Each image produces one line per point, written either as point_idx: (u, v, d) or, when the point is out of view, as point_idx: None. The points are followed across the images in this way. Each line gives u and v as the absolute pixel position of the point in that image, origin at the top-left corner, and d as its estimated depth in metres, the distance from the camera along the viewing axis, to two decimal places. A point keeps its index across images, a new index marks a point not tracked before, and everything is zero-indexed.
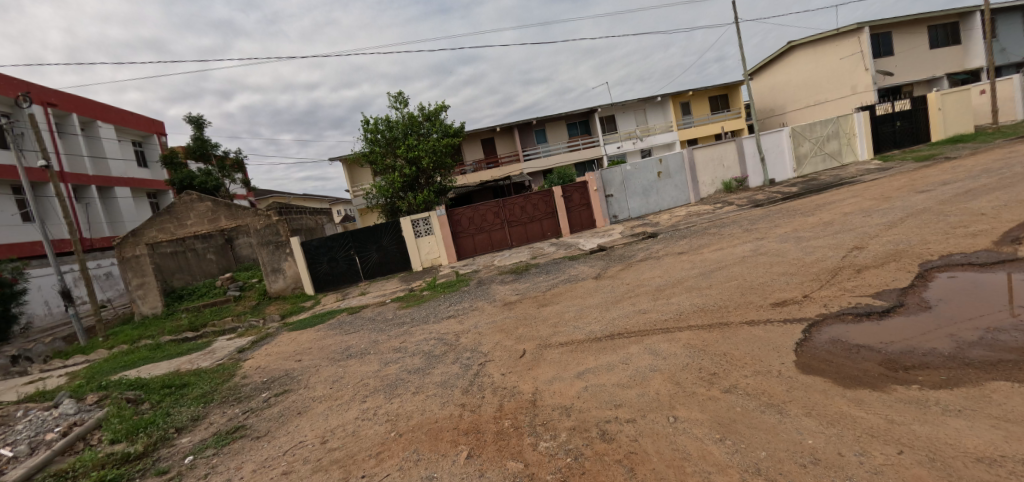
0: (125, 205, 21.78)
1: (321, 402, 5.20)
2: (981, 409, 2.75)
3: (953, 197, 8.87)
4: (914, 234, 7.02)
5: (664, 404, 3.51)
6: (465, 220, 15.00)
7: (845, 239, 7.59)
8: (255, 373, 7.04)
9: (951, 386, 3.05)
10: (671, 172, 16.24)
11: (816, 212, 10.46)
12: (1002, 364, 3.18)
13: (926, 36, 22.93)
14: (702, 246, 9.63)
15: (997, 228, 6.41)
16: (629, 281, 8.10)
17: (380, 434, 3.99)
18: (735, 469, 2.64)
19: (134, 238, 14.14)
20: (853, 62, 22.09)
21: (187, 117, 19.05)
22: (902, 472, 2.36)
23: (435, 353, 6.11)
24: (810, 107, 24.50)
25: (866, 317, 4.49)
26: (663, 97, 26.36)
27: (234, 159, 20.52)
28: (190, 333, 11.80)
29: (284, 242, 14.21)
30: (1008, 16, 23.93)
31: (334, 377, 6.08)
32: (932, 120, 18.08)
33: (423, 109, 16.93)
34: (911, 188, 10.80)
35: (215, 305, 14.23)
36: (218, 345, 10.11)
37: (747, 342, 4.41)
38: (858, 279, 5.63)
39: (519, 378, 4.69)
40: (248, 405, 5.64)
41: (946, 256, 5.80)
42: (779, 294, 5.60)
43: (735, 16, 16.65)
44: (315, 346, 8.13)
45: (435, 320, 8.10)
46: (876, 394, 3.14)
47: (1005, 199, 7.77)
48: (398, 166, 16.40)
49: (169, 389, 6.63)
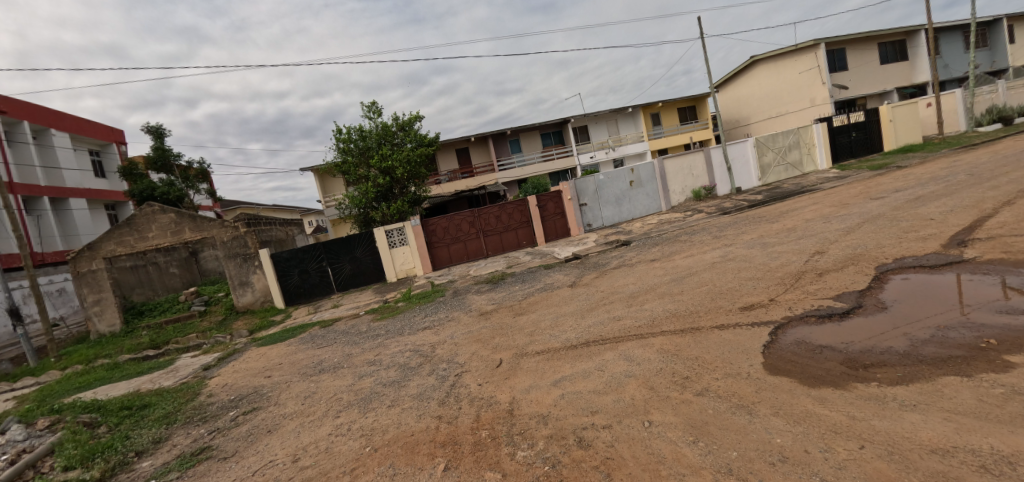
0: (80, 217, 20.72)
1: (293, 419, 5.03)
2: (934, 403, 2.92)
3: (905, 203, 9.40)
4: (870, 239, 7.39)
5: (639, 410, 3.56)
6: (440, 230, 14.88)
7: (807, 244, 7.94)
8: (221, 392, 6.77)
9: (907, 382, 3.22)
10: (642, 181, 16.64)
11: (780, 218, 10.94)
12: (951, 360, 3.38)
13: (877, 52, 24.37)
14: (674, 253, 9.85)
15: (944, 232, 6.85)
16: (604, 288, 8.21)
17: (355, 449, 3.90)
18: (708, 470, 2.71)
19: (90, 252, 13.39)
20: (811, 76, 23.25)
21: (145, 126, 18.38)
22: (864, 467, 2.47)
23: (411, 365, 6.02)
24: (773, 118, 25.56)
25: (828, 318, 4.70)
26: (634, 108, 27.04)
27: (199, 169, 19.79)
28: (152, 351, 11.25)
29: (253, 254, 13.82)
30: (949, 35, 25.78)
31: (305, 392, 5.91)
32: (885, 131, 19.15)
33: (396, 119, 16.82)
34: (867, 194, 11.42)
35: (178, 322, 13.57)
36: (182, 362, 9.67)
37: (717, 346, 4.53)
38: (820, 282, 5.88)
39: (496, 388, 4.67)
40: (214, 425, 5.41)
41: (899, 259, 6.13)
42: (746, 298, 5.81)
43: (701, 33, 17.31)
44: (285, 361, 7.89)
45: (411, 331, 7.99)
46: (839, 392, 3.28)
47: (951, 205, 8.30)
48: (371, 176, 16.21)
49: (128, 410, 6.29)
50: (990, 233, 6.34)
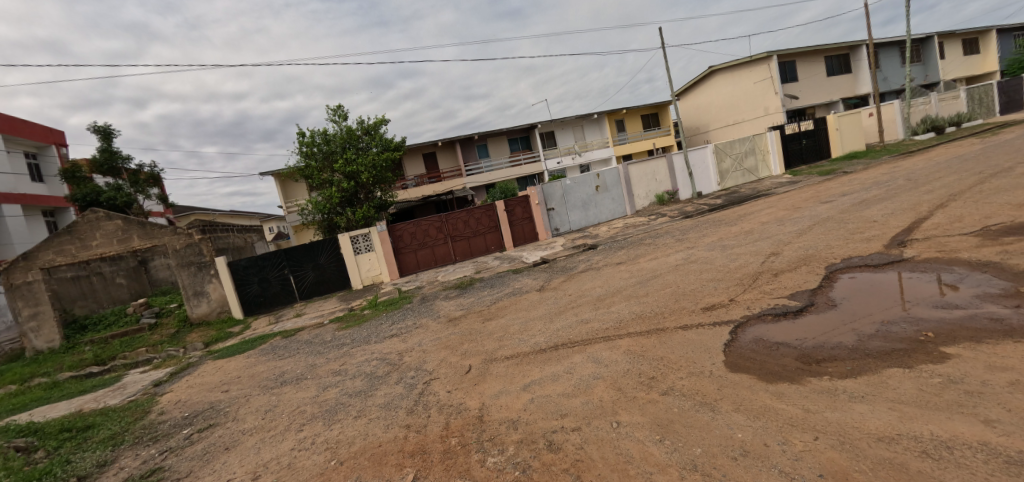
0: (14, 225, 19.18)
1: (252, 435, 4.81)
2: (879, 394, 3.11)
3: (851, 206, 10.01)
4: (821, 241, 7.82)
5: (607, 411, 3.62)
6: (407, 235, 14.70)
7: (762, 246, 8.33)
8: (174, 409, 6.38)
9: (855, 375, 3.42)
10: (607, 186, 17.00)
11: (738, 222, 11.40)
12: (894, 353, 3.62)
13: (824, 65, 25.90)
14: (638, 256, 10.10)
15: (885, 234, 7.33)
16: (572, 292, 8.32)
17: (320, 463, 3.76)
18: (675, 467, 2.78)
19: (26, 262, 12.45)
20: (764, 86, 24.45)
21: (91, 127, 17.22)
22: (819, 457, 2.60)
23: (378, 374, 5.90)
24: (730, 126, 26.69)
25: (784, 316, 4.92)
26: (599, 115, 27.62)
27: (149, 173, 18.71)
28: (96, 368, 10.48)
29: (208, 263, 13.16)
30: (887, 50, 27.75)
31: (265, 406, 5.66)
32: (832, 138, 20.33)
33: (362, 123, 16.48)
34: (817, 199, 12.07)
35: (126, 336, 12.72)
36: (131, 379, 9.09)
37: (681, 346, 4.66)
38: (775, 282, 6.18)
39: (465, 394, 4.63)
40: (166, 444, 5.09)
41: (847, 259, 6.52)
42: (708, 299, 6.02)
43: (663, 44, 17.88)
44: (243, 374, 7.55)
45: (377, 340, 7.80)
46: (794, 386, 3.44)
47: (891, 208, 8.90)
48: (336, 181, 15.83)
49: (68, 433, 5.83)
50: (925, 234, 6.84)
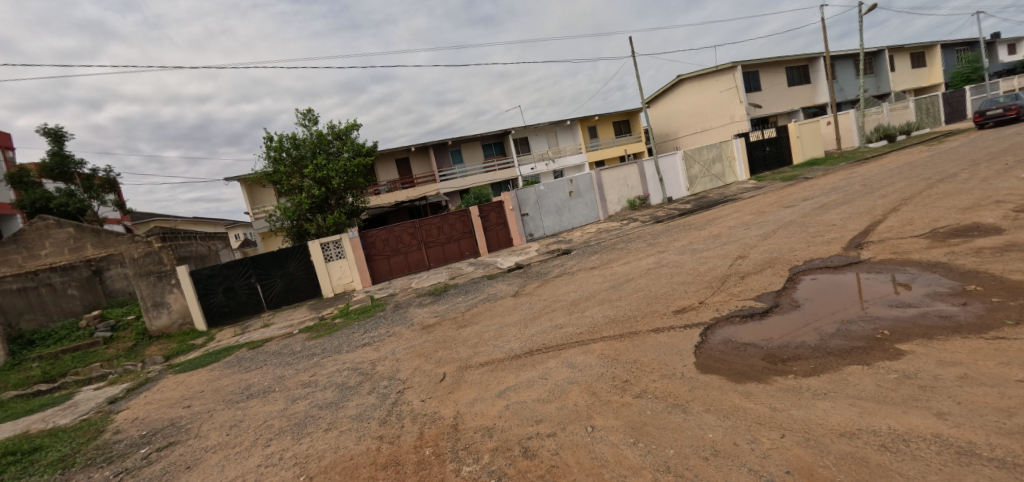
0: None
1: (215, 452, 4.60)
2: (840, 391, 3.23)
3: (812, 210, 10.44)
4: (784, 244, 8.12)
5: (582, 415, 3.63)
6: (379, 242, 14.45)
7: (730, 249, 8.58)
8: (130, 427, 6.04)
9: (818, 373, 3.55)
10: (581, 192, 17.20)
11: (707, 226, 11.72)
12: (854, 351, 3.78)
13: (785, 75, 27.06)
14: (611, 261, 10.24)
15: (844, 237, 7.68)
16: (546, 297, 8.36)
17: (288, 480, 3.63)
18: (648, 469, 2.81)
19: None
20: (730, 95, 25.30)
21: (40, 129, 16.27)
22: (785, 454, 2.67)
23: (350, 384, 5.75)
24: (698, 133, 27.50)
25: (750, 317, 5.08)
26: (572, 121, 28.01)
27: (105, 178, 17.80)
28: (44, 385, 9.82)
29: (169, 272, 12.60)
30: (842, 62, 29.26)
31: (230, 422, 5.43)
32: (793, 146, 21.22)
33: (333, 128, 16.16)
34: (780, 203, 12.55)
35: (78, 351, 11.99)
36: (82, 396, 8.56)
37: (654, 349, 4.74)
38: (742, 284, 6.37)
39: (439, 403, 4.56)
40: (121, 465, 4.80)
41: (808, 262, 6.80)
42: (679, 302, 6.14)
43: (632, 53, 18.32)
44: (207, 388, 7.23)
45: (348, 349, 7.61)
46: (762, 386, 3.54)
47: (849, 212, 9.34)
48: (305, 186, 15.43)
49: (12, 457, 5.43)
50: (880, 237, 7.20)
